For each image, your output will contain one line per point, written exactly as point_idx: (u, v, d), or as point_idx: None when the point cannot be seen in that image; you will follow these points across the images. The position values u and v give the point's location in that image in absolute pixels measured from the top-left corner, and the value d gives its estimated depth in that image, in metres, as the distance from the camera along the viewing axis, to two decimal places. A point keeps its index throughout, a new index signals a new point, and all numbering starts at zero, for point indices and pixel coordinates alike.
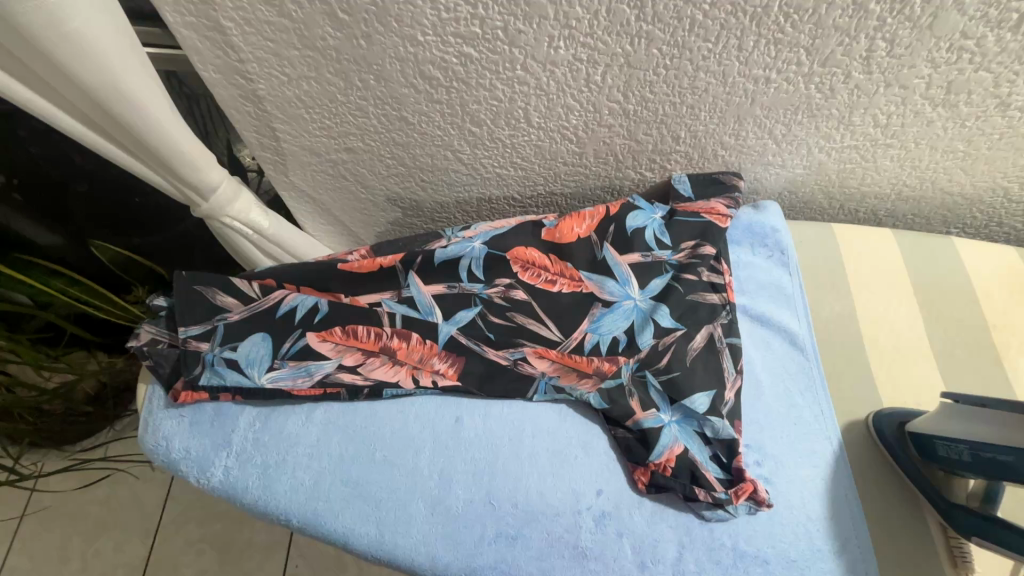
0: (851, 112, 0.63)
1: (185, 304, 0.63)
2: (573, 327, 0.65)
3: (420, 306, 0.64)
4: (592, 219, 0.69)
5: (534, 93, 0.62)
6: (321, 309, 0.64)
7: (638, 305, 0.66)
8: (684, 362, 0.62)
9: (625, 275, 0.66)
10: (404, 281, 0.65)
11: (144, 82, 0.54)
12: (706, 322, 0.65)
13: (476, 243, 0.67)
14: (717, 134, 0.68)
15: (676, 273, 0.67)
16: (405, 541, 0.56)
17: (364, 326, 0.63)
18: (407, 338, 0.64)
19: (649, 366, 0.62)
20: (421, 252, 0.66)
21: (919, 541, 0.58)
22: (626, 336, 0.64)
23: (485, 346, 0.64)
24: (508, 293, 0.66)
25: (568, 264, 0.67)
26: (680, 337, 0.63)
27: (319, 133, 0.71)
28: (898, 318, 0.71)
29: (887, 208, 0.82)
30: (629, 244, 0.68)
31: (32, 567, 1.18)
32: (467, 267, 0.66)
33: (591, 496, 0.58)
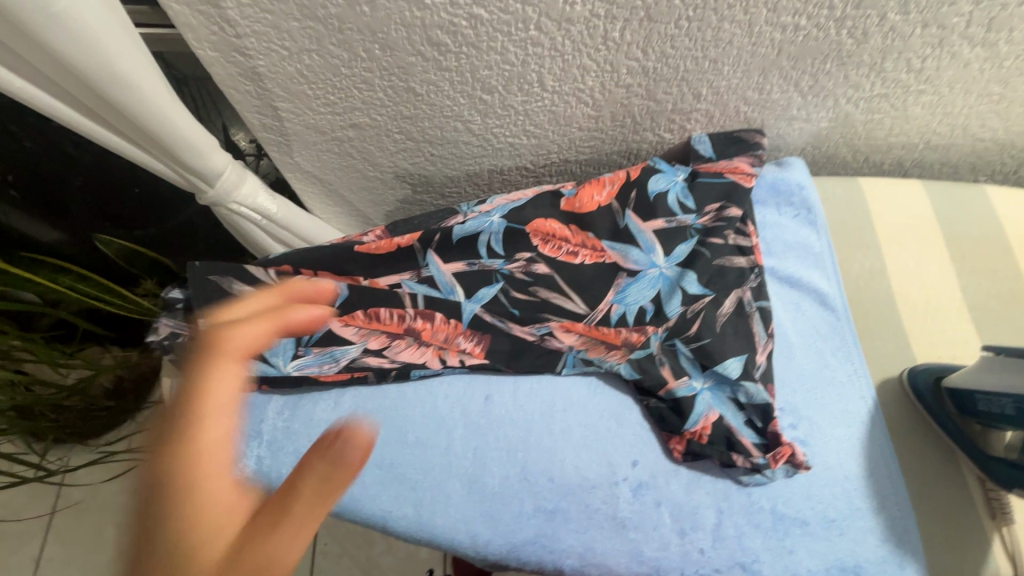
0: (884, 57, 0.60)
1: (202, 296, 0.61)
2: (599, 298, 0.63)
3: (441, 285, 0.63)
4: (612, 185, 0.67)
5: (548, 54, 0.59)
6: (342, 293, 0.62)
7: (663, 273, 0.64)
8: (714, 328, 0.60)
9: (650, 242, 0.65)
10: (422, 260, 0.63)
11: (140, 65, 0.52)
12: (735, 287, 0.63)
13: (495, 217, 0.65)
14: (741, 89, 0.65)
15: (702, 238, 0.65)
16: (444, 520, 0.56)
17: (386, 309, 0.62)
18: (431, 319, 0.62)
19: (679, 334, 0.61)
20: (439, 230, 0.64)
21: (956, 495, 0.58)
22: (654, 306, 0.62)
23: (510, 323, 0.62)
24: (529, 267, 0.64)
25: (590, 234, 0.65)
26: (708, 303, 0.62)
27: (323, 109, 0.68)
28: (930, 273, 0.69)
29: (914, 158, 0.79)
30: (653, 210, 0.65)
31: (69, 558, 1.21)
32: (486, 243, 0.64)
33: (627, 468, 0.57)
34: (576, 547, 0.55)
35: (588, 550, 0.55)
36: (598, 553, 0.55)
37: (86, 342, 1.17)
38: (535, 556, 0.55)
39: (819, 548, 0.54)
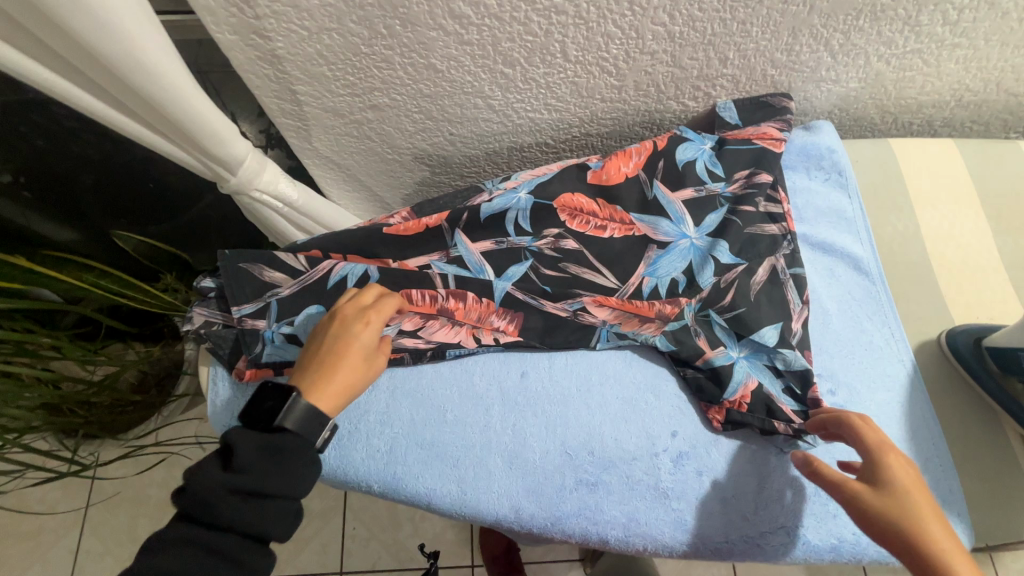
0: (919, 10, 0.58)
1: (235, 283, 0.60)
2: (630, 271, 0.62)
3: (470, 264, 0.62)
4: (638, 157, 0.66)
5: (573, 22, 0.57)
6: (372, 276, 0.61)
7: (694, 243, 0.63)
8: (748, 297, 0.60)
9: (680, 213, 0.64)
10: (451, 240, 0.63)
11: (163, 52, 0.51)
12: (768, 255, 0.62)
13: (522, 194, 0.64)
14: (769, 52, 0.63)
15: (732, 206, 0.64)
16: (488, 496, 0.56)
17: (417, 291, 0.60)
18: (464, 298, 0.61)
19: (713, 304, 0.60)
20: (466, 209, 0.63)
21: (1000, 455, 0.58)
22: (686, 277, 0.61)
23: (542, 300, 0.61)
24: (558, 243, 0.63)
25: (618, 207, 0.64)
26: (742, 272, 0.61)
27: (343, 91, 0.67)
28: (964, 233, 0.68)
29: (944, 117, 0.77)
30: (681, 180, 0.64)
31: (106, 549, 1.25)
32: (514, 220, 0.63)
33: (666, 439, 0.57)
34: (619, 518, 0.55)
35: (632, 521, 0.55)
36: (642, 524, 0.55)
37: (110, 339, 1.18)
38: (580, 528, 0.55)
39: None
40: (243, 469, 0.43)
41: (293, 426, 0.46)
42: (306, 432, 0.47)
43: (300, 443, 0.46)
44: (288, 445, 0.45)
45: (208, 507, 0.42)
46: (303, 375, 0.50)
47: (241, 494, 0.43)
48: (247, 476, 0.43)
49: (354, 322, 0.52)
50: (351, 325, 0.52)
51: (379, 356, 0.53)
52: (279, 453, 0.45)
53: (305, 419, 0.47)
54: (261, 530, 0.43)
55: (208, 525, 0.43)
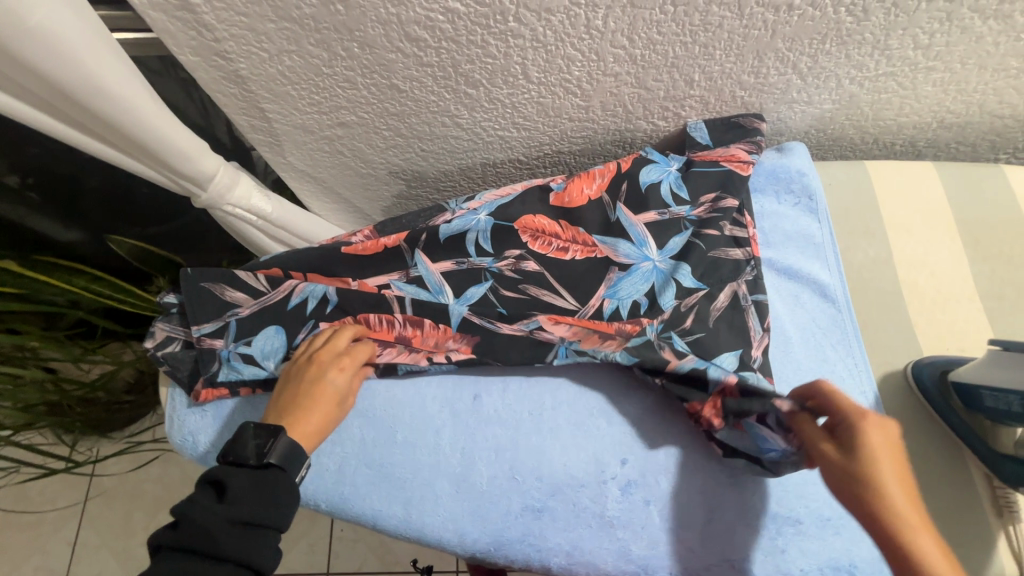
0: (887, 34, 0.57)
1: (197, 303, 0.62)
2: (590, 294, 0.62)
3: (430, 285, 0.62)
4: (602, 178, 0.66)
5: (530, 46, 0.57)
6: (331, 299, 0.62)
7: (656, 266, 0.62)
8: (707, 323, 0.58)
9: (642, 236, 0.63)
10: (411, 260, 0.63)
11: (121, 76, 0.52)
12: (731, 280, 0.61)
13: (482, 215, 0.65)
14: (735, 74, 0.62)
15: (696, 229, 0.63)
16: (433, 520, 0.56)
17: (375, 316, 0.61)
18: (420, 325, 0.61)
19: (674, 326, 0.58)
20: (425, 230, 0.64)
21: (961, 493, 0.57)
22: (648, 299, 0.60)
23: (498, 322, 0.60)
24: (519, 264, 0.63)
25: (580, 229, 0.64)
26: (702, 297, 0.60)
27: (310, 109, 0.67)
28: (938, 260, 0.66)
29: (928, 138, 0.75)
30: (644, 204, 0.64)
31: (101, 542, 1.28)
32: (474, 242, 0.64)
33: (616, 466, 0.57)
34: (563, 545, 0.55)
35: (575, 549, 0.55)
36: (586, 551, 0.55)
37: (107, 339, 1.22)
38: (522, 553, 0.56)
39: (813, 547, 0.53)
40: (236, 501, 0.45)
41: (275, 460, 0.48)
42: (288, 466, 0.49)
43: (282, 476, 0.48)
44: (275, 479, 0.48)
45: (204, 536, 0.43)
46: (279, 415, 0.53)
47: (233, 522, 0.44)
48: (238, 506, 0.45)
49: (330, 366, 0.56)
50: (326, 370, 0.56)
51: (351, 400, 0.57)
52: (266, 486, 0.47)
53: (288, 453, 0.49)
54: (250, 562, 0.43)
55: (200, 554, 0.43)
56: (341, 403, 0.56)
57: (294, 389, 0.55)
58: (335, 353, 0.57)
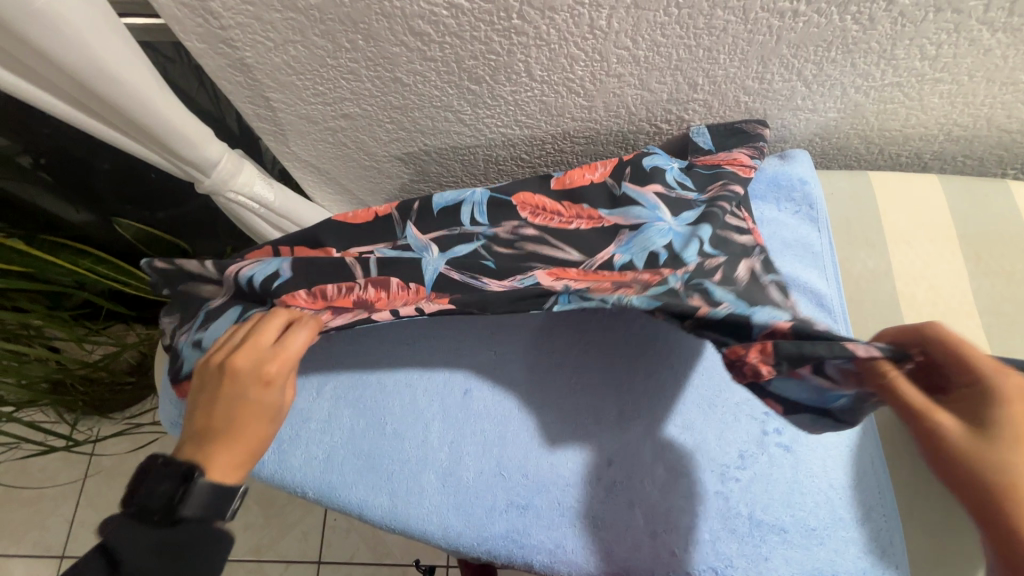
0: (894, 44, 0.56)
1: (178, 303, 0.64)
2: (599, 249, 0.59)
3: (415, 246, 0.62)
4: (604, 167, 0.66)
5: (534, 43, 0.57)
6: (282, 275, 0.60)
7: (672, 228, 0.59)
8: (735, 284, 0.54)
9: (654, 202, 0.61)
10: (401, 233, 0.64)
11: (128, 61, 0.53)
12: (744, 255, 0.58)
13: (477, 189, 0.66)
14: (739, 79, 0.62)
15: (708, 205, 0.60)
16: (418, 512, 0.57)
17: (333, 285, 0.60)
18: (386, 286, 0.59)
19: (701, 276, 0.54)
20: (418, 201, 0.66)
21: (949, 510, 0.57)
22: (668, 251, 0.56)
23: (485, 278, 0.57)
24: (517, 230, 0.63)
25: (584, 206, 0.63)
26: (723, 263, 0.56)
27: (314, 100, 0.68)
28: (937, 275, 0.66)
29: (934, 151, 0.74)
30: (649, 180, 0.63)
31: (98, 520, 1.30)
32: (469, 213, 0.64)
33: (602, 466, 0.57)
34: (546, 543, 0.55)
35: (559, 547, 0.55)
36: (569, 550, 0.55)
37: (111, 321, 1.23)
38: (505, 549, 0.56)
39: (797, 556, 0.53)
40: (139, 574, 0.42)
41: (192, 512, 0.44)
42: (210, 513, 0.45)
43: (199, 529, 0.44)
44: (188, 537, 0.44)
45: None
46: (195, 439, 0.47)
47: None
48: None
49: (250, 380, 0.49)
50: (245, 383, 0.49)
51: (285, 408, 0.51)
52: (180, 546, 0.44)
53: (205, 502, 0.45)
54: None
55: None
56: (273, 415, 0.50)
57: (210, 407, 0.48)
58: (256, 360, 0.50)
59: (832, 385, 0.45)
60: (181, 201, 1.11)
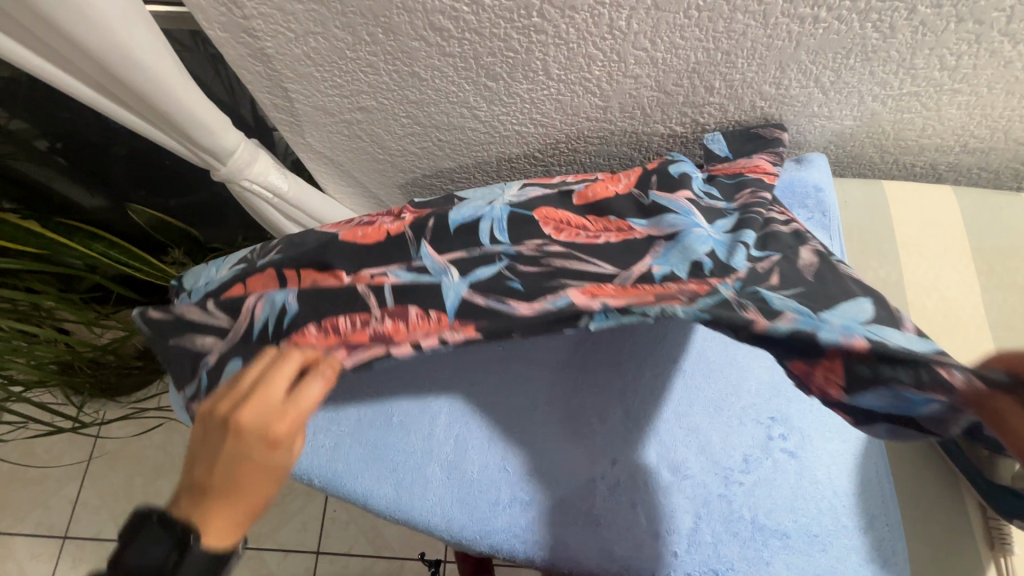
0: (913, 54, 0.56)
1: (177, 361, 0.62)
2: (634, 261, 0.54)
3: (433, 269, 0.58)
4: (628, 178, 0.64)
5: (553, 42, 0.58)
6: (291, 310, 0.59)
7: (711, 236, 0.55)
8: (800, 280, 0.48)
9: (686, 207, 0.58)
10: (416, 253, 0.61)
11: (153, 49, 0.54)
12: (800, 244, 0.53)
13: (497, 206, 0.63)
14: (756, 84, 0.62)
15: (741, 213, 0.58)
16: (422, 503, 0.57)
17: (345, 318, 0.57)
18: (404, 316, 0.55)
19: (756, 283, 0.48)
20: (433, 218, 0.63)
21: (951, 521, 0.57)
22: (714, 261, 0.52)
23: (512, 301, 0.52)
24: (541, 247, 0.58)
25: (611, 218, 0.60)
26: (778, 261, 0.51)
27: (331, 92, 0.68)
28: (948, 286, 0.66)
29: (949, 162, 0.73)
30: (677, 185, 0.61)
31: (101, 502, 1.31)
32: (489, 230, 0.61)
33: (606, 466, 0.57)
34: (548, 539, 0.55)
35: (561, 544, 0.55)
36: (570, 547, 0.55)
37: (120, 306, 1.24)
38: (507, 545, 0.56)
39: (798, 562, 0.53)
40: None
41: None
42: None
43: None
44: None
45: None
46: (194, 494, 0.44)
47: None
48: None
49: (254, 442, 0.44)
50: (247, 444, 0.44)
51: (288, 471, 0.46)
52: None
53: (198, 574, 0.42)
54: None
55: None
56: (277, 479, 0.46)
57: (210, 463, 0.44)
58: (264, 417, 0.45)
59: (917, 394, 0.37)
60: (195, 189, 1.12)
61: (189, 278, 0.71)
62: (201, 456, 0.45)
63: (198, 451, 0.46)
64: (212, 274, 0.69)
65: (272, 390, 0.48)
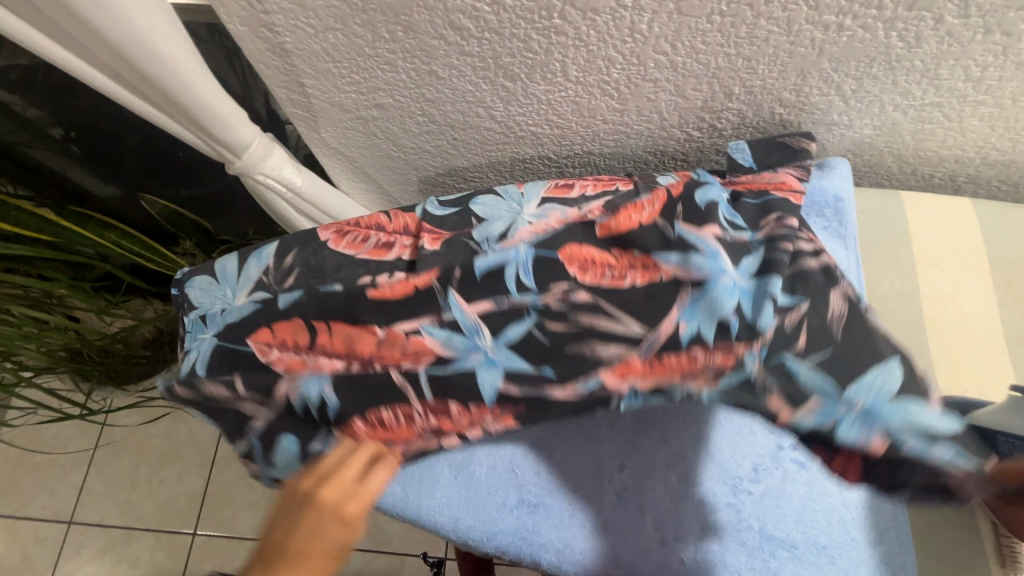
0: (938, 64, 0.55)
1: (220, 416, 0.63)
2: (659, 317, 0.53)
3: (465, 327, 0.56)
4: (652, 207, 0.58)
5: (572, 44, 0.57)
6: (331, 403, 0.58)
7: (738, 283, 0.52)
8: (829, 338, 0.51)
9: (714, 248, 0.53)
10: (445, 301, 0.57)
11: (175, 42, 0.54)
12: (832, 286, 0.53)
13: (522, 247, 0.58)
14: (776, 90, 0.61)
15: (767, 248, 0.54)
16: (431, 503, 0.58)
17: (388, 412, 0.58)
18: (448, 410, 0.57)
19: (786, 348, 0.51)
20: (459, 264, 0.58)
21: (961, 538, 0.56)
22: (742, 318, 0.51)
23: (547, 386, 0.55)
24: (566, 297, 0.55)
25: (636, 254, 0.56)
26: (806, 312, 0.52)
27: (349, 88, 0.69)
28: (965, 301, 0.65)
29: (969, 174, 0.73)
30: (706, 219, 0.55)
31: (106, 490, 1.32)
32: (514, 276, 0.57)
33: (614, 471, 0.57)
34: (555, 542, 0.56)
35: (567, 547, 0.55)
36: (576, 551, 0.55)
37: (130, 295, 1.25)
38: (513, 546, 0.56)
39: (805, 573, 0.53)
40: None
41: None
42: None
43: None
44: None
45: None
46: (266, 557, 0.51)
47: None
48: None
49: (330, 518, 0.53)
50: (324, 521, 0.52)
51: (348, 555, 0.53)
52: None
53: None
54: None
55: None
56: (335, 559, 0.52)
57: (288, 531, 0.52)
58: (340, 497, 0.54)
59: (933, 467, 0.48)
60: (207, 181, 1.13)
61: (202, 298, 0.64)
62: (283, 519, 0.53)
63: (279, 518, 0.53)
64: (230, 300, 0.63)
65: (350, 470, 0.56)
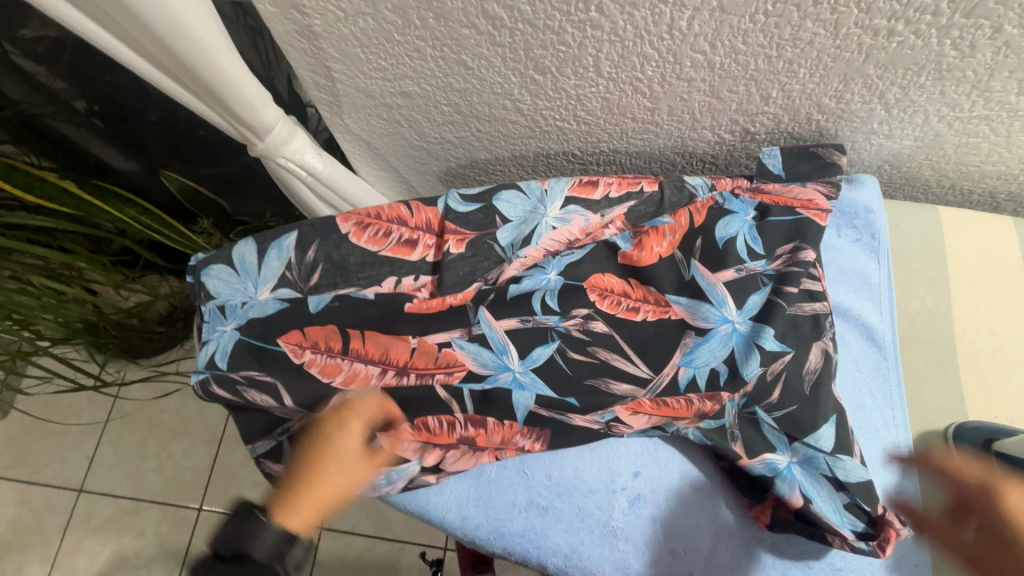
0: (991, 75, 0.53)
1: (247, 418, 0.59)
2: (664, 360, 0.57)
3: (494, 344, 0.57)
4: (673, 236, 0.61)
5: (607, 39, 0.56)
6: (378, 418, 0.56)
7: (736, 328, 0.57)
8: (801, 394, 0.54)
9: (723, 296, 0.58)
10: (474, 317, 0.59)
11: (204, 20, 0.53)
12: (815, 339, 0.57)
13: (551, 274, 0.61)
14: (816, 96, 0.59)
15: (776, 286, 0.57)
16: (439, 500, 0.57)
17: (433, 419, 0.57)
18: (483, 424, 0.57)
19: (758, 400, 0.55)
20: (493, 289, 0.60)
21: None
22: (729, 367, 0.56)
23: (571, 415, 0.57)
24: (586, 325, 0.59)
25: (653, 287, 0.59)
26: (788, 362, 0.55)
27: (375, 74, 0.67)
28: (1001, 322, 0.62)
29: (1011, 192, 0.70)
30: (723, 260, 0.59)
31: (116, 460, 1.34)
32: (541, 299, 0.59)
33: (627, 478, 0.57)
34: (563, 546, 0.55)
35: (575, 552, 0.55)
36: (585, 557, 0.54)
37: (147, 271, 1.26)
38: (521, 548, 0.55)
39: None
40: None
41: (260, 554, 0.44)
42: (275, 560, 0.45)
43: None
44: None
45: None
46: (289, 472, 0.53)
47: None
48: None
49: (332, 426, 0.55)
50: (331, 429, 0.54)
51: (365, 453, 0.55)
52: None
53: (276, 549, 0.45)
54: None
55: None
56: (352, 461, 0.54)
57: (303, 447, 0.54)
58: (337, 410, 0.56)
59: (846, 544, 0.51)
60: (228, 160, 1.12)
61: (220, 288, 0.61)
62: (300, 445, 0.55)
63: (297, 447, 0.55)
64: (251, 293, 0.61)
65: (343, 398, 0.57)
